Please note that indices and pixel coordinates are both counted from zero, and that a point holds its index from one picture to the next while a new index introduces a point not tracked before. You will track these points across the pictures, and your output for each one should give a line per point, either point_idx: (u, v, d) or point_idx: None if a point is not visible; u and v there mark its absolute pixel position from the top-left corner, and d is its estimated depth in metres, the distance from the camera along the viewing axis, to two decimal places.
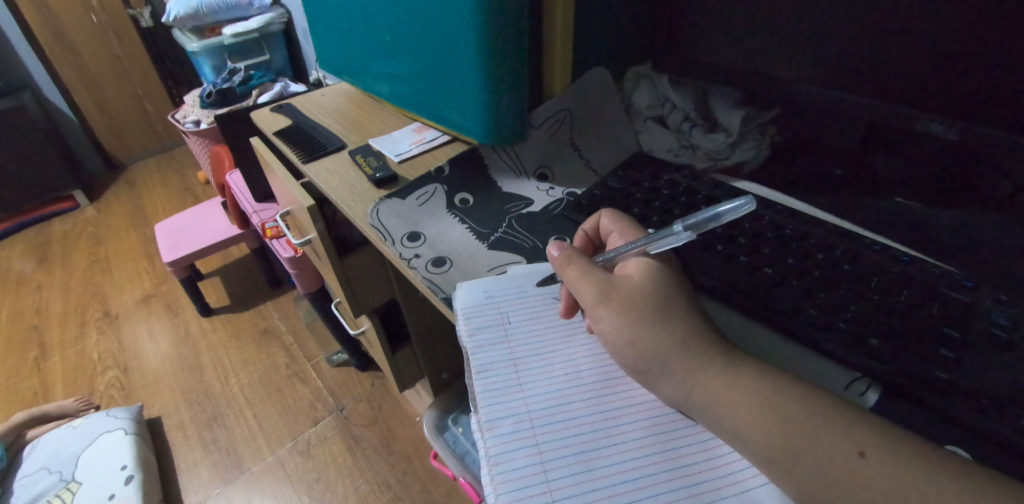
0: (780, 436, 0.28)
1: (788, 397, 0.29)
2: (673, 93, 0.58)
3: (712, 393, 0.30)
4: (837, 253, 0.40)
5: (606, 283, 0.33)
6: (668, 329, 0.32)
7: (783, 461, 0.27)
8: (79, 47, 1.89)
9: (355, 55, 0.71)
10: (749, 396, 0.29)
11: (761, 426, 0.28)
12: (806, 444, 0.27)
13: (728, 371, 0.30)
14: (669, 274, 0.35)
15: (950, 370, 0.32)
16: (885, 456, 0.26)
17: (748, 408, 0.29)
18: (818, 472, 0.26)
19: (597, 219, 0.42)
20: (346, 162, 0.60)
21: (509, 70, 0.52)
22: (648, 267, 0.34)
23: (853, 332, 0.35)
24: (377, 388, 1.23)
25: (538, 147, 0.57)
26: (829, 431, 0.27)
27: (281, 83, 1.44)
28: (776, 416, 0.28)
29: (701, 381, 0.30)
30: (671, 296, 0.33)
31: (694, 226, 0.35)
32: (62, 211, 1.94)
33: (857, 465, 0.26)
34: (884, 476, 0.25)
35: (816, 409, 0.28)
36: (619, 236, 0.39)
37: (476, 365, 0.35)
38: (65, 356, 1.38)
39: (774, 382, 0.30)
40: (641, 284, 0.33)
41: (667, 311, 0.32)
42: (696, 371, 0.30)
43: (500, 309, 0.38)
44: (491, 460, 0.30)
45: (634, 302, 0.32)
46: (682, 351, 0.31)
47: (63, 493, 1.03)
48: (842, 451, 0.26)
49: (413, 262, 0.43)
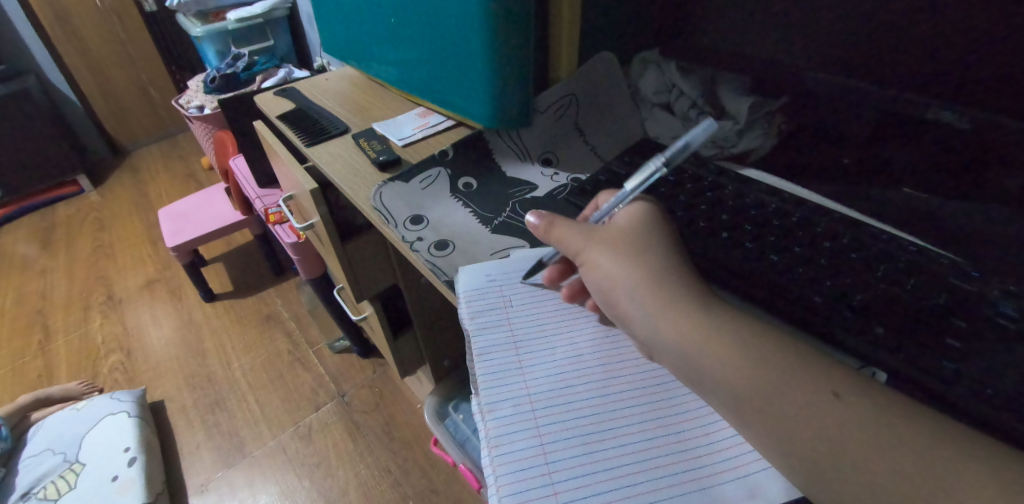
0: (755, 377, 0.28)
1: (761, 341, 0.29)
2: (680, 79, 0.57)
3: (681, 328, 0.29)
4: (844, 241, 0.40)
5: (589, 228, 0.34)
6: (641, 263, 0.31)
7: (755, 402, 0.27)
8: (82, 32, 1.88)
9: (360, 39, 0.70)
10: (722, 337, 0.29)
11: (735, 367, 0.28)
12: (780, 387, 0.27)
13: (700, 312, 0.30)
14: (658, 220, 0.34)
15: (955, 359, 0.32)
16: (858, 398, 0.26)
17: (721, 349, 0.28)
18: (791, 414, 0.26)
19: (595, 203, 0.41)
20: (350, 145, 0.60)
21: (515, 55, 0.51)
22: (637, 214, 0.34)
23: (858, 320, 0.35)
24: (378, 375, 1.23)
25: (544, 131, 0.56)
26: (803, 374, 0.27)
27: (285, 68, 1.43)
28: (750, 357, 0.28)
29: (673, 318, 0.30)
30: (652, 239, 0.33)
31: (669, 158, 0.37)
32: (66, 197, 1.95)
33: (831, 406, 0.26)
34: (855, 417, 0.26)
35: (790, 354, 0.28)
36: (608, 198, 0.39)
37: (478, 348, 0.34)
38: (69, 340, 1.39)
39: (749, 326, 0.29)
40: (624, 225, 0.34)
41: (644, 250, 0.32)
42: (668, 308, 0.30)
43: (502, 292, 0.38)
44: (491, 441, 0.29)
45: (613, 237, 0.33)
46: (654, 283, 0.31)
47: (68, 473, 1.04)
48: (816, 393, 0.27)
49: (416, 245, 0.43)
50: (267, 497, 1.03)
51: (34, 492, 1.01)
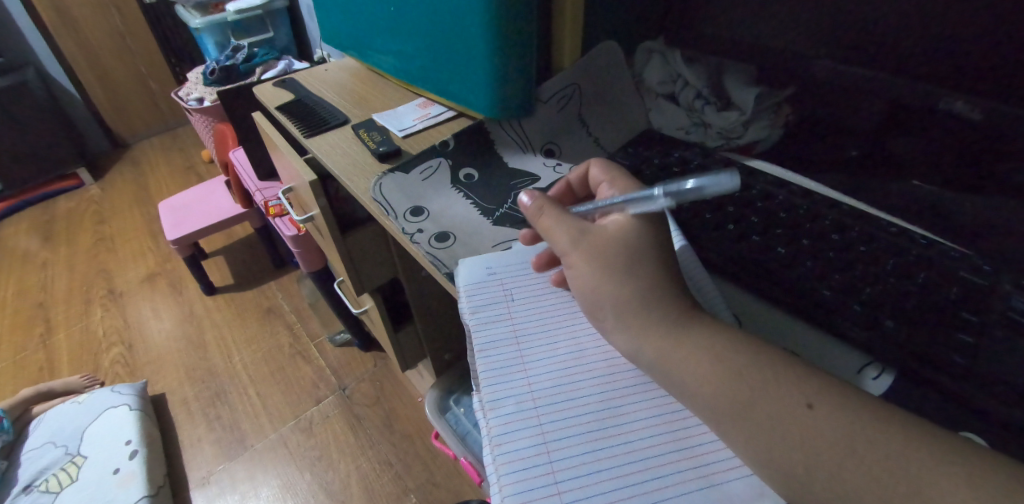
0: (730, 390, 0.27)
1: (737, 354, 0.29)
2: (685, 69, 0.56)
3: (663, 350, 0.29)
4: (852, 234, 0.39)
5: (578, 231, 0.33)
6: (628, 283, 0.31)
7: (731, 416, 0.27)
8: (81, 23, 1.87)
9: (359, 28, 0.69)
10: (699, 352, 0.29)
11: (711, 382, 0.28)
12: (755, 398, 0.27)
13: (680, 329, 0.30)
14: (649, 225, 0.33)
15: (967, 354, 0.31)
16: (832, 408, 0.26)
17: (699, 364, 0.28)
18: (766, 426, 0.26)
19: (587, 169, 0.41)
20: (349, 136, 0.59)
21: (518, 44, 0.50)
22: (625, 224, 0.32)
23: (868, 313, 0.34)
24: (379, 368, 1.23)
25: (546, 122, 0.55)
26: (777, 386, 0.27)
27: (285, 60, 1.42)
28: (725, 371, 0.28)
29: (653, 336, 0.30)
30: (639, 248, 0.32)
31: (675, 197, 0.29)
32: (67, 190, 1.94)
33: (804, 417, 0.26)
34: (828, 428, 0.25)
35: (766, 366, 0.28)
36: (609, 186, 0.39)
37: (479, 344, 0.34)
38: (70, 333, 1.39)
39: (727, 341, 0.29)
40: (611, 233, 0.32)
41: (634, 262, 0.31)
42: (648, 326, 0.30)
43: (504, 286, 0.38)
44: (494, 440, 0.29)
45: (605, 251, 0.32)
46: (639, 305, 0.30)
47: (69, 466, 1.04)
48: (790, 403, 0.27)
49: (416, 237, 0.42)
50: (268, 490, 1.03)
51: (35, 484, 1.02)
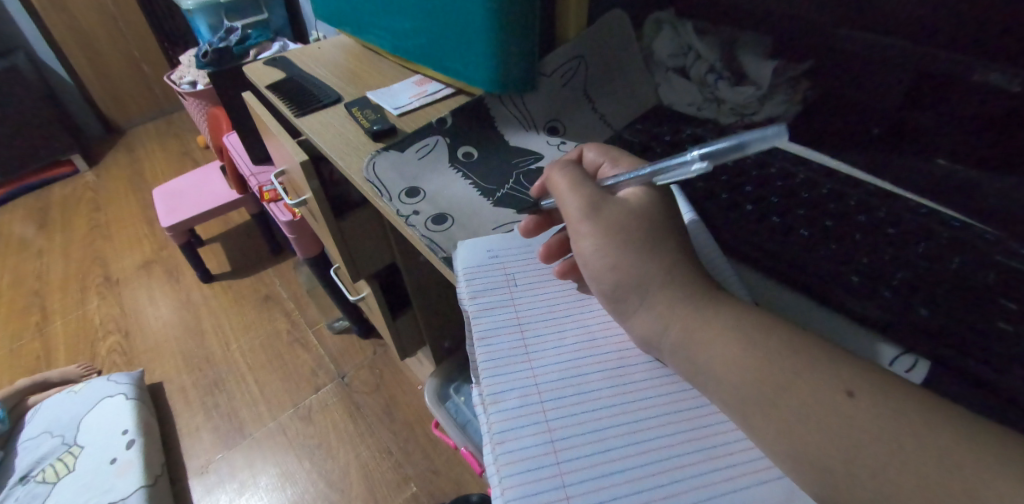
0: (760, 375, 0.25)
1: (769, 336, 0.26)
2: (696, 39, 0.49)
3: (689, 330, 0.27)
4: (880, 215, 0.35)
5: (594, 203, 0.30)
6: (653, 260, 0.28)
7: (762, 405, 0.25)
8: (71, 5, 1.82)
9: (353, 2, 0.65)
10: (727, 334, 0.27)
11: (740, 366, 0.26)
12: (788, 385, 0.25)
13: (707, 308, 0.27)
14: (665, 208, 0.31)
15: (1009, 350, 0.28)
16: (873, 396, 0.24)
17: (727, 347, 0.26)
18: (800, 415, 0.24)
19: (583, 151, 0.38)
20: (342, 114, 0.56)
21: (521, 13, 0.47)
22: (644, 202, 0.31)
23: (899, 300, 0.32)
24: (378, 355, 1.21)
25: (549, 97, 0.52)
26: (811, 372, 0.25)
27: (279, 41, 1.39)
28: (756, 355, 0.26)
29: (679, 317, 0.28)
30: (659, 226, 0.30)
31: (713, 156, 0.26)
32: (61, 177, 1.91)
33: (843, 406, 0.24)
34: (870, 418, 0.23)
35: (800, 349, 0.26)
36: (611, 166, 0.36)
37: (479, 332, 0.31)
38: (66, 321, 1.37)
39: (757, 321, 0.27)
40: (627, 209, 0.30)
41: (654, 241, 0.29)
42: (672, 304, 0.28)
43: (506, 270, 0.35)
44: (495, 438, 0.27)
45: (625, 224, 0.29)
46: (665, 281, 0.28)
47: (66, 456, 1.03)
48: (827, 390, 0.24)
49: (411, 219, 0.40)
50: (267, 479, 1.02)
51: (32, 475, 1.01)
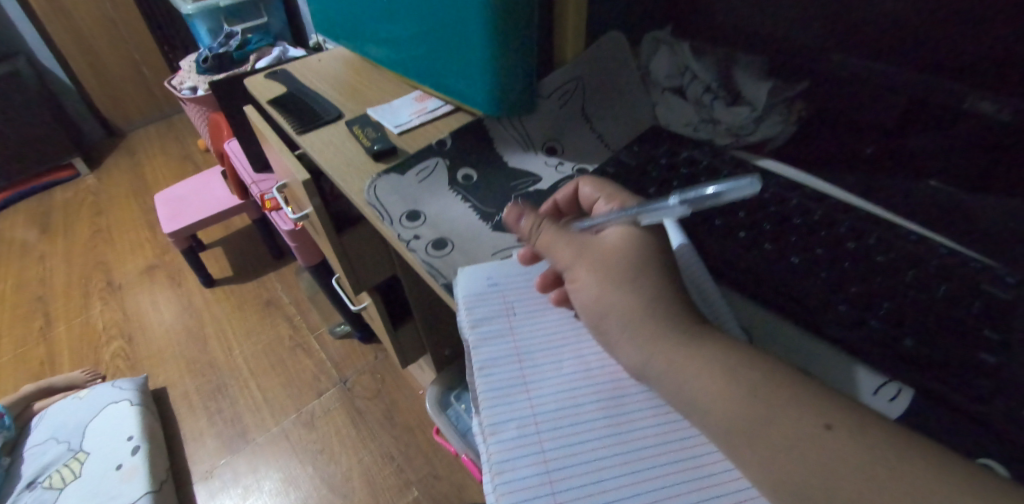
0: (743, 407, 0.26)
1: (752, 369, 0.27)
2: (693, 60, 0.53)
3: (673, 361, 0.28)
4: (870, 242, 0.36)
5: (580, 245, 0.32)
6: (632, 294, 0.30)
7: (744, 436, 0.26)
8: (71, 10, 1.82)
9: (353, 17, 0.66)
10: (711, 367, 0.27)
11: (723, 398, 0.26)
12: (770, 416, 0.26)
13: (690, 342, 0.28)
14: (653, 238, 0.32)
15: (990, 376, 0.30)
16: (850, 430, 0.25)
17: (710, 379, 0.27)
18: (780, 446, 0.25)
19: (575, 187, 0.39)
20: (343, 133, 0.57)
21: (518, 37, 0.47)
22: (629, 235, 0.32)
23: (886, 331, 0.33)
24: (380, 360, 1.22)
25: (547, 118, 0.53)
26: (790, 406, 0.26)
27: (279, 47, 1.39)
28: (739, 387, 0.26)
29: (663, 349, 0.28)
30: (643, 260, 0.31)
31: (692, 202, 0.28)
32: (63, 181, 1.92)
33: (820, 439, 0.24)
34: (849, 452, 0.24)
35: (782, 382, 0.26)
36: (603, 202, 0.37)
37: (479, 361, 0.32)
38: (70, 326, 1.38)
39: (739, 354, 0.28)
40: (611, 247, 0.31)
41: (635, 275, 0.30)
42: (655, 338, 0.29)
43: (505, 299, 0.36)
44: (494, 468, 0.28)
45: (610, 262, 0.31)
46: (647, 315, 0.29)
47: (72, 462, 1.04)
48: (807, 424, 0.25)
49: (412, 244, 0.41)
50: (271, 483, 1.03)
51: (39, 481, 1.02)
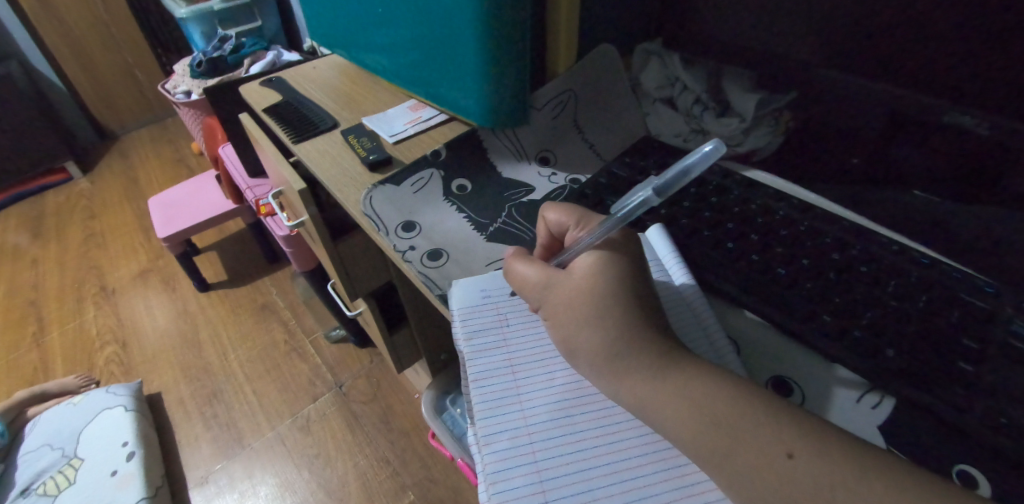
0: (707, 437, 0.27)
1: (716, 399, 0.28)
2: (683, 72, 0.55)
3: (639, 395, 0.29)
4: (854, 253, 0.38)
5: (545, 285, 0.32)
6: (597, 334, 0.30)
7: (709, 464, 0.27)
8: (63, 13, 1.81)
9: (347, 25, 0.66)
10: (676, 400, 0.28)
11: (688, 428, 0.27)
12: (734, 446, 0.26)
13: (657, 375, 0.29)
14: (626, 267, 0.32)
15: (966, 385, 0.31)
16: (812, 455, 0.25)
17: (676, 410, 0.28)
18: (743, 473, 0.26)
19: (545, 220, 0.38)
20: (338, 142, 0.57)
21: (512, 49, 0.48)
22: (598, 261, 0.32)
23: (868, 341, 0.33)
24: (375, 365, 1.23)
25: (539, 129, 0.54)
26: (754, 433, 0.26)
27: (274, 51, 1.39)
28: (704, 418, 0.27)
29: (629, 384, 0.29)
30: (610, 295, 0.30)
31: (667, 185, 0.33)
32: (55, 184, 1.91)
33: (781, 466, 0.25)
34: (809, 480, 0.25)
35: (746, 410, 0.27)
36: (577, 227, 0.36)
37: (474, 373, 0.33)
38: (63, 332, 1.37)
39: (708, 382, 0.28)
40: (575, 286, 0.31)
41: (602, 313, 0.30)
42: (624, 374, 0.29)
43: (499, 311, 0.37)
44: (488, 478, 0.28)
45: (572, 304, 0.31)
46: (610, 355, 0.29)
47: (67, 469, 1.04)
48: (769, 451, 0.26)
49: (407, 255, 0.41)
50: (266, 488, 1.03)
51: (33, 488, 1.02)
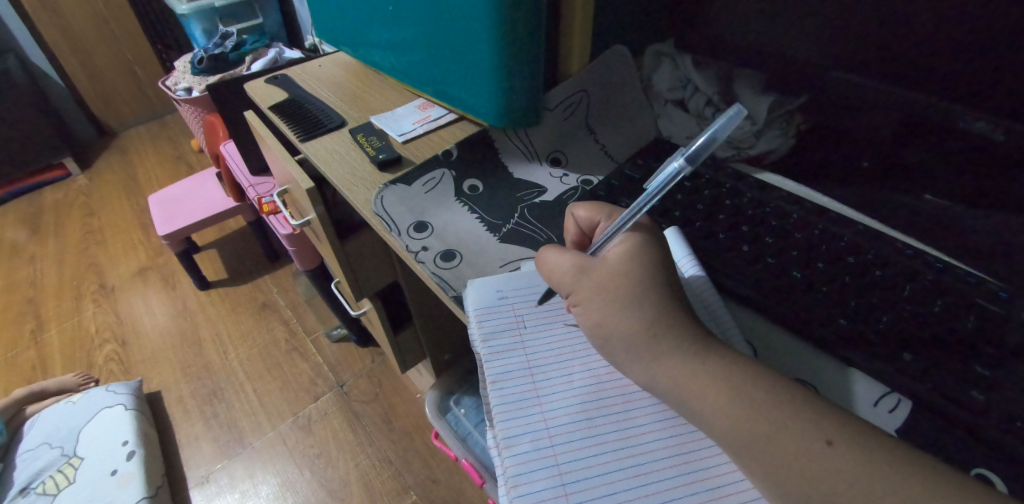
0: (748, 424, 0.27)
1: (755, 386, 0.27)
2: (695, 73, 0.54)
3: (677, 379, 0.28)
4: (869, 257, 0.38)
5: (582, 267, 0.32)
6: (636, 315, 0.30)
7: (749, 449, 0.26)
8: (62, 8, 1.80)
9: (355, 23, 0.66)
10: (716, 383, 0.28)
11: (728, 412, 0.27)
12: (773, 433, 0.26)
13: (695, 359, 0.29)
14: (656, 254, 0.32)
15: (984, 389, 0.31)
16: (850, 443, 0.25)
17: (715, 395, 0.27)
18: (783, 460, 0.26)
19: (573, 217, 0.38)
20: (347, 141, 0.57)
21: (526, 49, 0.48)
22: (632, 247, 0.32)
23: (884, 347, 0.33)
24: (377, 364, 1.22)
25: (551, 130, 0.54)
26: (794, 420, 0.26)
27: (276, 48, 1.39)
28: (744, 404, 0.27)
29: (668, 368, 0.29)
30: (645, 280, 0.30)
31: (694, 154, 0.32)
32: (53, 181, 1.89)
33: (821, 454, 0.25)
34: (849, 467, 0.25)
35: (783, 399, 0.27)
36: (607, 221, 0.36)
37: (492, 375, 0.33)
38: (62, 329, 1.37)
39: (745, 369, 0.28)
40: (610, 271, 0.31)
41: (637, 297, 0.30)
42: (662, 357, 0.29)
43: (515, 313, 0.37)
44: (510, 481, 0.28)
45: (611, 286, 0.30)
46: (648, 337, 0.29)
47: (66, 468, 1.03)
48: (809, 440, 0.26)
49: (421, 256, 0.41)
50: (267, 488, 1.03)
51: (32, 487, 1.01)
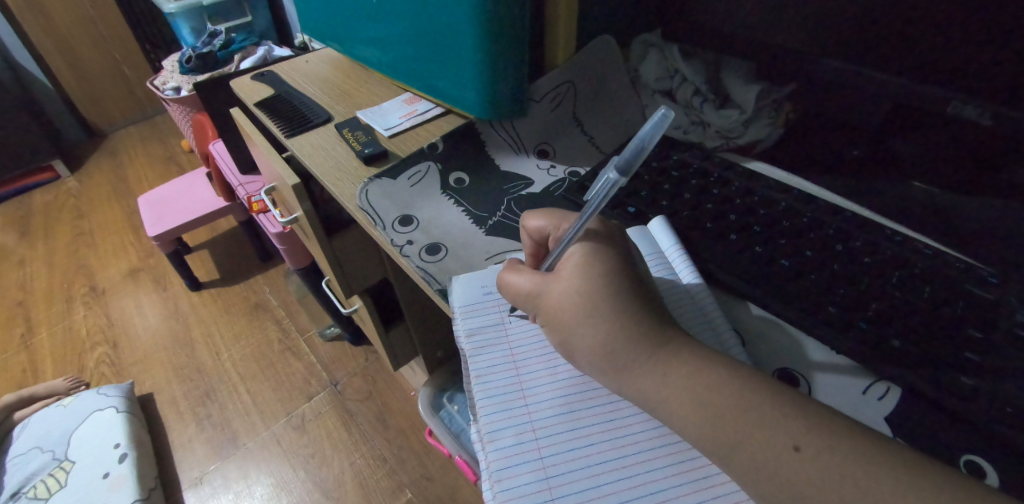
0: (714, 431, 0.26)
1: (720, 393, 0.27)
2: (683, 64, 0.54)
3: (642, 390, 0.28)
4: (857, 244, 0.38)
5: (537, 289, 0.31)
6: (593, 333, 0.29)
7: (717, 456, 0.26)
8: (49, 9, 1.77)
9: (341, 17, 0.65)
10: (678, 392, 0.27)
11: (693, 421, 0.27)
12: (743, 438, 0.26)
13: (657, 368, 0.28)
14: (614, 260, 0.30)
15: (973, 376, 0.31)
16: (820, 448, 0.25)
17: (678, 403, 0.27)
18: (753, 465, 0.25)
19: (525, 229, 0.36)
20: (332, 136, 0.56)
21: (510, 41, 0.47)
22: (588, 253, 0.31)
23: (874, 333, 0.33)
24: (371, 363, 1.22)
25: (538, 122, 0.53)
26: (763, 426, 0.26)
27: (265, 46, 1.38)
28: (708, 412, 0.27)
29: (632, 379, 0.28)
30: (602, 292, 0.29)
31: (627, 166, 0.30)
32: (43, 184, 1.87)
33: (788, 460, 0.25)
34: (817, 473, 0.24)
35: (751, 403, 0.26)
36: (558, 230, 0.34)
37: (476, 370, 0.33)
38: (53, 332, 1.35)
39: (711, 374, 0.28)
40: (567, 287, 0.30)
41: (593, 312, 0.29)
42: (624, 370, 0.28)
43: (499, 308, 0.36)
44: (493, 476, 0.28)
45: (563, 308, 0.29)
46: (609, 353, 0.28)
47: (57, 472, 1.02)
48: (777, 444, 0.25)
49: (406, 250, 0.40)
50: (262, 488, 1.02)
51: (23, 491, 0.99)
